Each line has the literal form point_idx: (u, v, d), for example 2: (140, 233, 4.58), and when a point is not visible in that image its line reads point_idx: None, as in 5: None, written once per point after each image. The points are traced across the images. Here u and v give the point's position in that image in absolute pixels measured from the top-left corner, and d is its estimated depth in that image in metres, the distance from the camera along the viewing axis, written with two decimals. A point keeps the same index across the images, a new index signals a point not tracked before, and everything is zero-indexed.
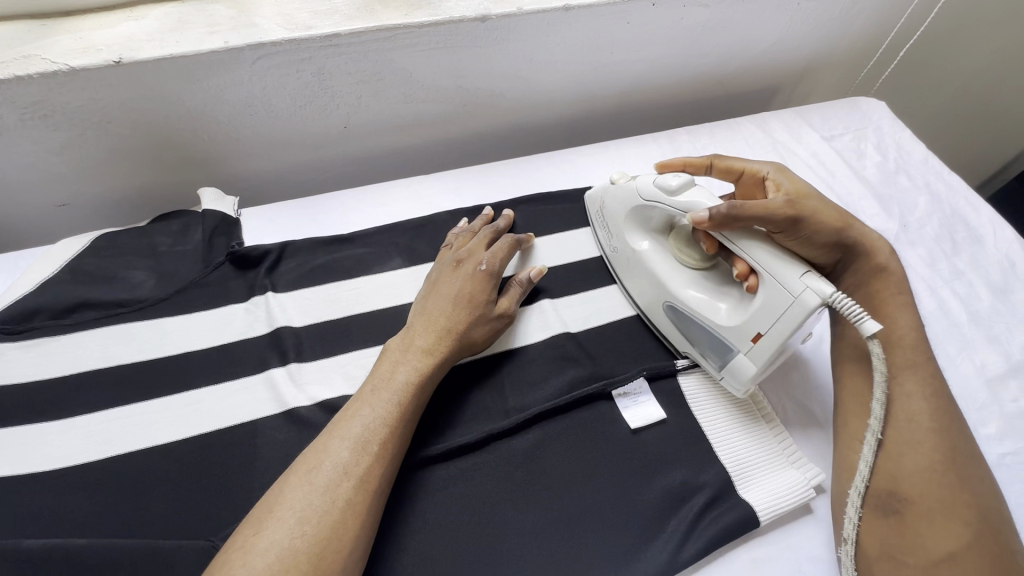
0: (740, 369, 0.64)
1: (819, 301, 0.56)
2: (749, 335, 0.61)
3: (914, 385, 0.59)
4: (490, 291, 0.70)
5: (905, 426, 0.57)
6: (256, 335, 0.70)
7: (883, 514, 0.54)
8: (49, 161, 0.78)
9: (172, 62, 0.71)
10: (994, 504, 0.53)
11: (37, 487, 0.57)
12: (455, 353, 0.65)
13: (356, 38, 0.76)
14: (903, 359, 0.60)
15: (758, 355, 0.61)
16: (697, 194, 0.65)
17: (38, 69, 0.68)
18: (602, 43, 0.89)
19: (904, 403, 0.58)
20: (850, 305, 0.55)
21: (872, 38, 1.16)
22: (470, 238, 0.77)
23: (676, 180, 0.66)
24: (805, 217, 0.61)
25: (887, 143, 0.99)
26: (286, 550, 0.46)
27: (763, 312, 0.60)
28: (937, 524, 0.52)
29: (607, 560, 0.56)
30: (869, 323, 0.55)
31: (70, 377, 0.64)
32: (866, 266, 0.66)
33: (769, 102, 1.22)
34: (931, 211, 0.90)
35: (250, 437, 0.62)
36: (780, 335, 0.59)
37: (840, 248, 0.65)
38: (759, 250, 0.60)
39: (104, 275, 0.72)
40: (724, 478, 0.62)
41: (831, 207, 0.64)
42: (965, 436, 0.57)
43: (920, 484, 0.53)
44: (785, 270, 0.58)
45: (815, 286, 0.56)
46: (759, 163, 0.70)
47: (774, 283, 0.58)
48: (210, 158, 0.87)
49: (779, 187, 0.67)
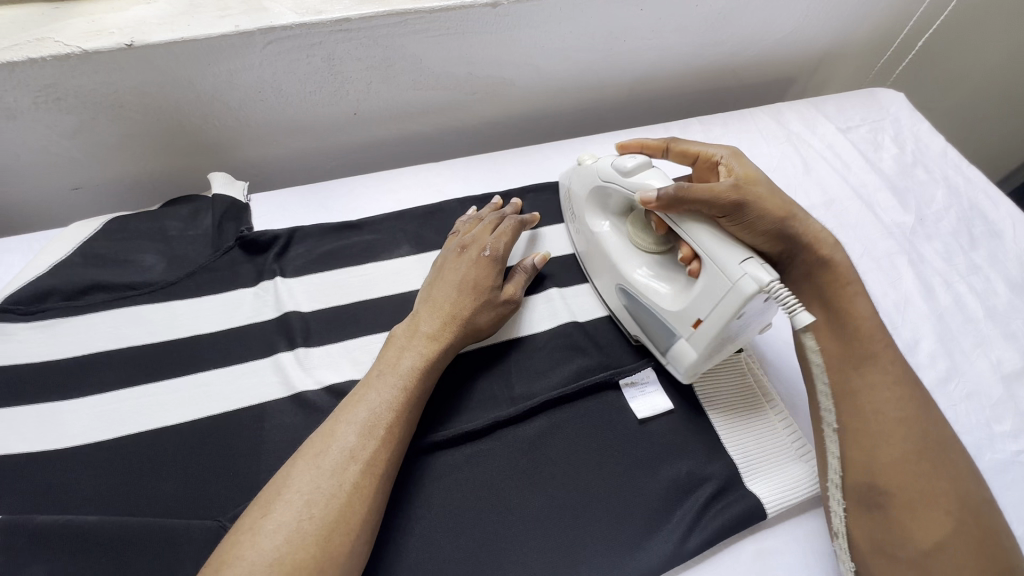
0: (682, 354, 0.63)
1: (754, 288, 0.54)
2: (689, 320, 0.60)
3: (877, 374, 0.57)
4: (495, 277, 0.70)
5: (871, 418, 0.55)
6: (265, 320, 0.70)
7: (866, 508, 0.54)
8: (61, 144, 0.79)
9: (184, 46, 0.71)
10: (973, 485, 0.52)
11: (49, 465, 0.58)
12: (460, 339, 0.65)
13: (366, 23, 0.75)
14: (863, 351, 0.58)
15: (699, 342, 0.60)
16: (651, 176, 0.63)
17: (52, 51, 0.68)
18: (615, 30, 0.88)
19: (871, 397, 0.56)
20: (784, 295, 0.53)
21: (891, 28, 1.13)
22: (477, 224, 0.76)
23: (632, 161, 0.65)
24: (752, 203, 0.60)
25: (905, 134, 0.97)
26: (293, 532, 0.47)
27: (703, 297, 0.58)
28: (921, 515, 0.51)
29: (613, 549, 0.56)
30: (802, 314, 0.54)
31: (82, 358, 0.65)
32: (813, 257, 0.63)
33: (784, 92, 1.20)
34: (948, 204, 0.88)
35: (258, 421, 0.62)
36: (715, 321, 0.57)
37: (784, 239, 0.62)
38: (701, 233, 0.59)
39: (116, 258, 0.73)
40: (730, 469, 0.62)
41: (778, 196, 0.63)
42: (937, 420, 0.55)
43: (896, 475, 0.52)
44: (726, 255, 0.56)
45: (754, 273, 0.54)
46: (714, 147, 0.67)
47: (712, 266, 0.57)
48: (220, 143, 0.87)
49: (731, 171, 0.64)
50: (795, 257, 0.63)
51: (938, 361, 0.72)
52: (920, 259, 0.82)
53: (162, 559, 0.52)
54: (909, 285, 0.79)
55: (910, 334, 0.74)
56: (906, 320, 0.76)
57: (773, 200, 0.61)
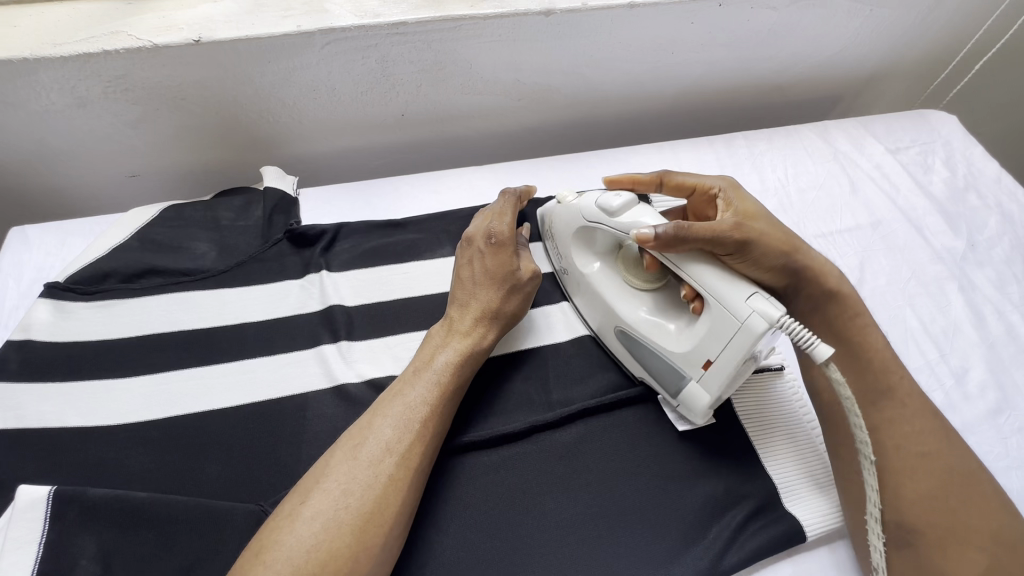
0: (693, 396, 0.60)
1: (766, 325, 0.52)
2: (699, 361, 0.58)
3: (894, 411, 0.56)
4: (510, 258, 0.68)
5: (897, 454, 0.54)
6: (310, 312, 0.72)
7: (896, 546, 0.53)
8: (125, 133, 0.83)
9: (247, 43, 0.74)
10: (1008, 520, 0.52)
11: (101, 440, 0.60)
12: (494, 329, 0.66)
13: (421, 27, 0.77)
14: (878, 386, 0.58)
15: (711, 382, 0.58)
16: (643, 213, 0.61)
17: (125, 45, 0.71)
18: (664, 43, 0.89)
19: (891, 431, 0.56)
20: (799, 329, 0.51)
21: (944, 49, 1.11)
22: (480, 214, 0.75)
23: (618, 199, 0.62)
24: (753, 242, 0.58)
25: (956, 158, 0.95)
26: (331, 520, 0.47)
27: (709, 338, 0.57)
28: (955, 554, 0.50)
29: (646, 560, 0.56)
30: (819, 347, 0.52)
31: (136, 339, 0.67)
32: (818, 290, 0.62)
33: (828, 111, 1.19)
34: (1002, 232, 0.86)
35: (301, 410, 0.64)
36: (728, 360, 0.56)
37: (790, 272, 0.61)
38: (704, 272, 0.56)
39: (169, 244, 0.75)
40: (769, 489, 0.61)
41: (780, 229, 0.62)
42: (960, 452, 0.55)
43: (925, 513, 0.52)
44: (730, 293, 0.54)
45: (762, 309, 0.52)
46: (710, 180, 0.67)
47: (718, 307, 0.55)
48: (272, 137, 0.89)
49: (728, 206, 0.64)
50: (803, 291, 0.63)
51: (989, 392, 0.70)
52: (971, 286, 0.80)
53: (205, 540, 0.53)
54: (959, 313, 0.77)
55: (959, 362, 0.72)
56: (955, 347, 0.74)
57: (777, 232, 0.60)
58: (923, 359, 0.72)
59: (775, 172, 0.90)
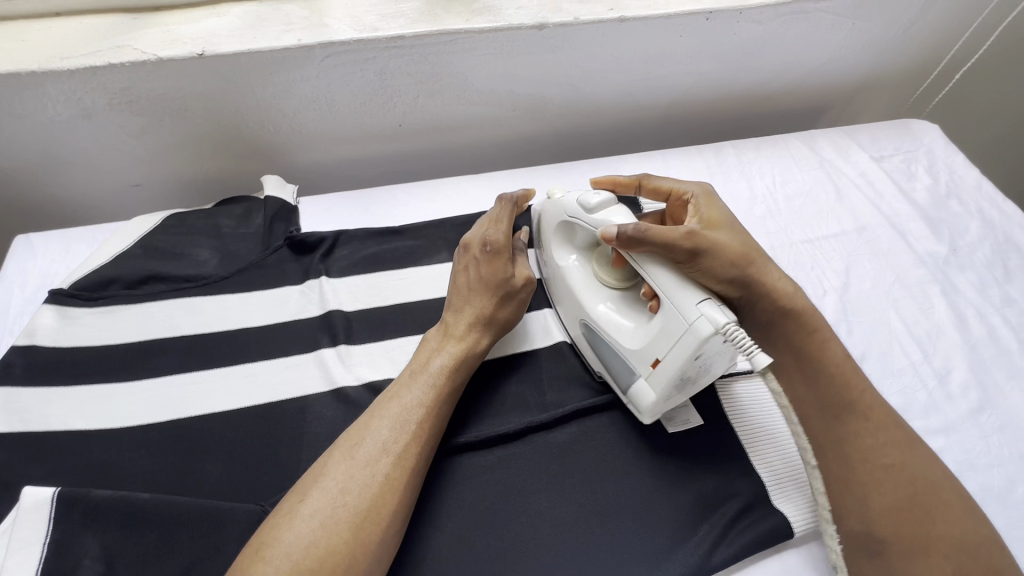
0: (641, 395, 0.62)
1: (708, 330, 0.53)
2: (650, 359, 0.60)
3: (858, 423, 0.58)
4: (506, 267, 0.71)
5: (859, 465, 0.56)
6: (309, 317, 0.73)
7: (865, 554, 0.54)
8: (129, 143, 0.85)
9: (249, 57, 0.76)
10: (974, 529, 0.53)
11: (105, 443, 0.61)
12: (486, 334, 0.68)
13: (419, 40, 0.80)
14: (842, 399, 0.60)
15: (655, 382, 0.60)
16: (616, 213, 0.64)
17: (130, 58, 0.74)
18: (654, 56, 0.91)
19: (855, 442, 0.58)
20: (739, 337, 0.52)
21: (926, 60, 1.14)
22: (481, 220, 0.77)
23: (596, 198, 0.65)
24: (707, 251, 0.59)
25: (939, 166, 0.98)
26: (329, 517, 0.49)
27: (660, 338, 0.58)
28: (918, 563, 0.51)
29: (637, 557, 0.57)
30: (758, 357, 0.52)
31: (139, 343, 0.69)
32: (774, 306, 0.63)
33: (816, 120, 1.22)
34: (982, 237, 0.88)
35: (300, 412, 0.65)
36: (674, 362, 0.57)
37: (744, 285, 0.61)
38: (659, 272, 0.59)
39: (172, 251, 0.77)
40: (757, 486, 0.62)
41: (739, 240, 0.64)
42: (926, 462, 0.56)
43: (889, 523, 0.53)
44: (682, 294, 0.56)
45: (710, 315, 0.54)
46: (686, 185, 0.71)
47: (669, 307, 0.57)
48: (273, 148, 0.92)
49: (697, 211, 0.68)
50: (756, 304, 0.63)
51: (971, 392, 0.72)
52: (953, 289, 0.82)
53: (207, 538, 0.54)
54: (942, 315, 0.79)
55: (942, 363, 0.74)
56: (938, 349, 0.76)
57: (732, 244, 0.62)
58: (906, 361, 0.74)
59: (763, 180, 0.93)
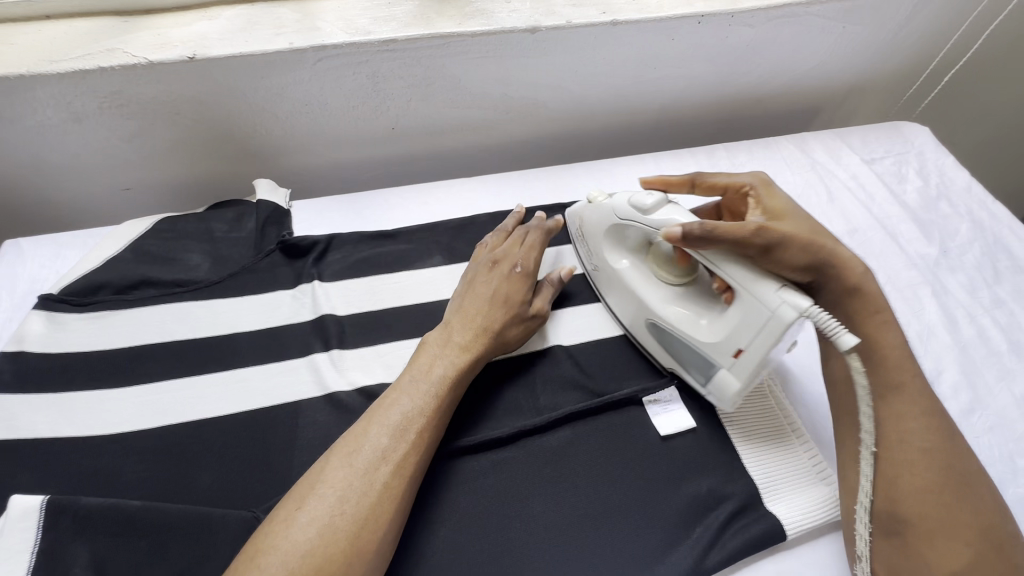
0: (723, 384, 0.63)
1: (796, 314, 0.55)
2: (730, 350, 0.61)
3: (903, 405, 0.57)
4: (525, 292, 0.72)
5: (898, 447, 0.56)
6: (301, 321, 0.73)
7: (886, 534, 0.55)
8: (120, 147, 0.84)
9: (241, 60, 0.76)
10: (998, 520, 0.53)
11: (95, 450, 0.61)
12: (490, 350, 0.67)
13: (411, 44, 0.80)
14: (889, 380, 0.59)
15: (742, 370, 0.61)
16: (674, 212, 0.63)
17: (120, 62, 0.73)
18: (645, 60, 0.92)
19: (895, 424, 0.57)
20: (827, 318, 0.54)
21: (915, 64, 1.15)
22: (505, 238, 0.78)
23: (650, 199, 0.65)
24: (778, 243, 0.58)
25: (929, 168, 0.98)
26: (327, 525, 0.49)
27: (741, 327, 0.59)
28: (941, 546, 0.52)
29: (631, 560, 0.57)
30: (846, 336, 0.54)
31: (129, 349, 0.68)
32: (841, 284, 0.62)
33: (807, 123, 1.22)
34: (972, 238, 0.89)
35: (293, 417, 0.65)
36: (760, 349, 0.58)
37: (816, 269, 0.61)
38: (732, 268, 0.59)
39: (164, 256, 0.76)
40: (750, 489, 0.63)
41: (808, 226, 0.65)
42: (962, 451, 0.56)
43: (919, 505, 0.53)
44: (758, 285, 0.57)
45: (791, 300, 0.55)
46: (743, 177, 0.71)
47: (748, 297, 0.58)
48: (265, 151, 0.91)
49: (759, 202, 0.68)
50: (829, 284, 0.62)
51: (962, 393, 0.72)
52: (943, 291, 0.83)
53: (198, 545, 0.54)
54: (933, 317, 0.80)
55: (933, 364, 0.75)
56: (929, 350, 0.76)
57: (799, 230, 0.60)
58: None
59: None
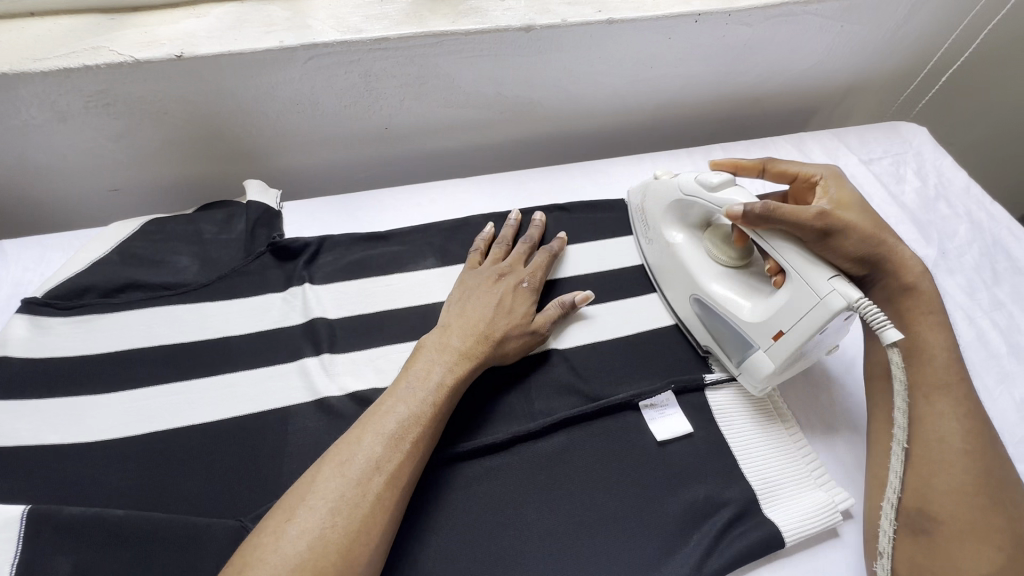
0: (758, 366, 0.64)
1: (843, 304, 0.56)
2: (771, 332, 0.62)
3: (945, 405, 0.59)
4: (528, 307, 0.71)
5: (936, 446, 0.57)
6: (292, 324, 0.72)
7: (913, 531, 0.56)
8: (108, 148, 0.83)
9: (229, 59, 0.75)
10: None
11: (79, 457, 0.59)
12: (489, 358, 0.66)
13: (403, 42, 0.78)
14: (934, 380, 0.60)
15: (777, 354, 0.62)
16: (736, 193, 0.65)
17: (105, 60, 0.72)
18: (642, 59, 0.91)
19: (934, 422, 0.58)
20: (874, 313, 0.55)
21: (913, 64, 1.15)
22: (506, 252, 0.78)
23: (717, 177, 0.67)
24: (837, 230, 0.60)
25: (927, 169, 0.98)
26: (318, 538, 0.47)
27: (786, 311, 0.61)
28: (967, 546, 0.53)
29: (627, 568, 0.56)
30: (890, 331, 0.56)
31: (115, 353, 0.67)
32: (897, 283, 0.65)
33: (804, 123, 1.22)
34: (971, 239, 0.88)
35: (283, 423, 0.63)
36: (799, 335, 0.60)
37: (869, 263, 0.64)
38: (787, 250, 0.61)
39: (152, 258, 0.75)
40: (748, 495, 0.62)
41: (872, 221, 0.65)
42: (997, 457, 0.58)
43: (950, 506, 0.55)
44: (812, 271, 0.59)
45: (842, 290, 0.57)
46: (814, 168, 0.70)
47: (800, 281, 0.60)
48: (256, 151, 0.90)
49: (826, 192, 0.68)
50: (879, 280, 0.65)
51: None
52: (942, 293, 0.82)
53: (183, 556, 0.52)
54: None
55: None
56: None
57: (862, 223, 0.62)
58: None
59: (752, 184, 0.92)
